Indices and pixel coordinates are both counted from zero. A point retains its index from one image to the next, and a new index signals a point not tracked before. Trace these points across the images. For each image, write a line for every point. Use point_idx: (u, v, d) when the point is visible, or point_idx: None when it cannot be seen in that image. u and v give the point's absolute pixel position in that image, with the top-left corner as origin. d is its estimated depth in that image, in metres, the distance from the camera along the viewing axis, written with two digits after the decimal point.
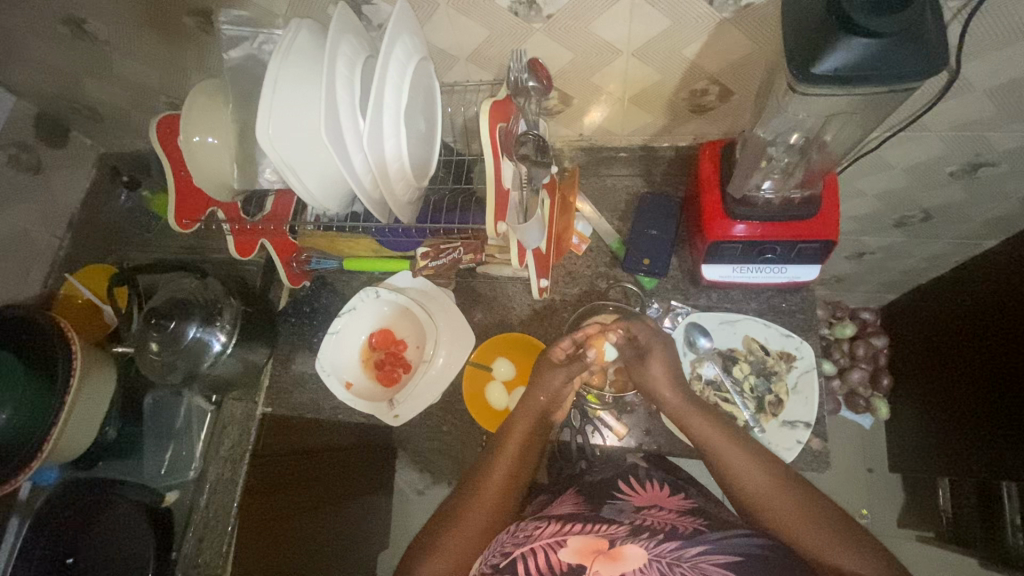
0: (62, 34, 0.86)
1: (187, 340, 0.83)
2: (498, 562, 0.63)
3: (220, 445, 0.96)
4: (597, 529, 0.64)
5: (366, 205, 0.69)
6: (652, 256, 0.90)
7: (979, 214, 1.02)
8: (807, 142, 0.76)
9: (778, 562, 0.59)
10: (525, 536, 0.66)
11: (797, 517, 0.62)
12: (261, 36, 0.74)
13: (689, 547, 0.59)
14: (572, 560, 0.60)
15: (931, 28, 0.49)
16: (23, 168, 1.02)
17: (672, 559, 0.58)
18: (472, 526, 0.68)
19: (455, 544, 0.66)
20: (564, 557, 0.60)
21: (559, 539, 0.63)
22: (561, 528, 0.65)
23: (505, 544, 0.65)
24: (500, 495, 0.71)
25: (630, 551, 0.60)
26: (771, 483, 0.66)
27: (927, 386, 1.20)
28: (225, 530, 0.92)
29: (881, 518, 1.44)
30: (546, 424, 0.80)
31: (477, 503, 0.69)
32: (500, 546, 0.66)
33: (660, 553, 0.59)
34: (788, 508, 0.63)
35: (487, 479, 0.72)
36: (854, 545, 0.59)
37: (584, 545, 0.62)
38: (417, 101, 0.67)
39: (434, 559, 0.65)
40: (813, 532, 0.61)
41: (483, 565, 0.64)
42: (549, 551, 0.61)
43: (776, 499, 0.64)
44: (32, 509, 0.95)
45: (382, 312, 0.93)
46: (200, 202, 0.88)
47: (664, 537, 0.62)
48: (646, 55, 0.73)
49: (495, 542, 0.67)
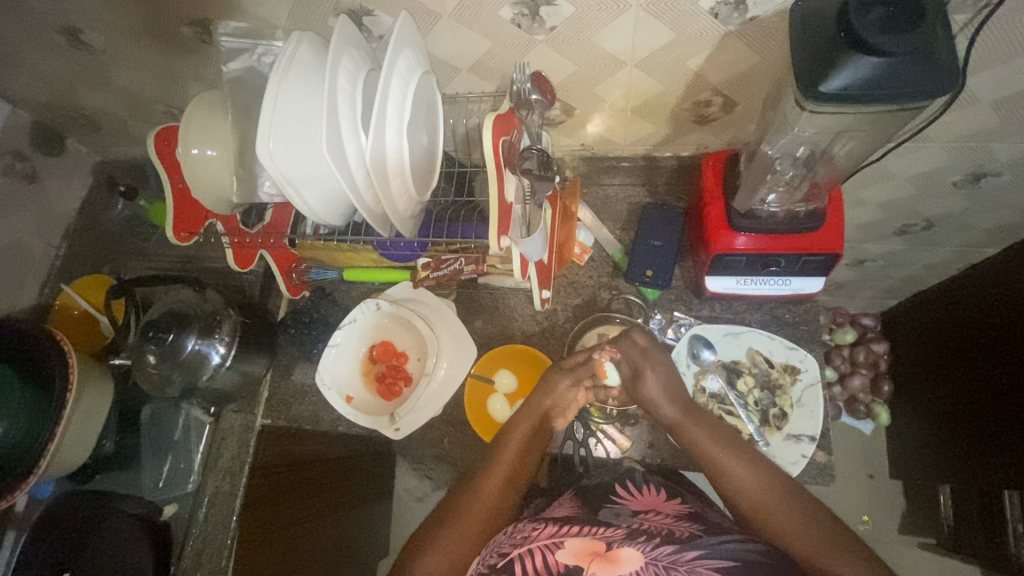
0: (59, 44, 0.85)
1: (186, 353, 0.82)
2: (496, 562, 0.61)
3: (220, 457, 0.95)
4: (595, 531, 0.63)
5: (368, 220, 0.68)
6: (656, 268, 0.89)
7: (981, 223, 1.01)
8: (813, 155, 0.74)
9: (777, 568, 0.58)
10: (523, 536, 0.64)
11: (796, 525, 0.62)
12: (260, 48, 0.73)
13: (686, 552, 0.58)
14: (568, 560, 0.59)
15: (941, 47, 0.49)
16: (19, 177, 1.00)
17: (668, 563, 0.57)
18: (471, 525, 0.67)
19: (452, 542, 0.65)
20: (562, 558, 0.59)
21: (557, 541, 0.62)
22: (558, 530, 0.64)
23: (503, 544, 0.64)
24: (498, 498, 0.70)
25: (626, 553, 0.59)
26: (772, 493, 0.65)
27: (927, 393, 1.20)
28: (225, 544, 0.92)
29: (882, 525, 1.44)
30: (546, 431, 0.79)
31: (474, 502, 0.69)
32: (497, 547, 0.64)
33: (657, 557, 0.58)
34: (787, 517, 0.63)
35: (487, 479, 0.71)
36: (853, 553, 0.59)
37: (582, 547, 0.60)
38: (419, 115, 0.66)
39: (432, 556, 0.64)
40: (810, 539, 0.60)
41: (479, 567, 0.63)
42: (547, 552, 0.60)
43: (775, 508, 0.64)
44: (29, 521, 0.93)
45: (382, 323, 0.92)
46: (198, 215, 0.89)
47: (661, 541, 0.61)
48: (650, 66, 0.72)
49: (491, 543, 0.66)
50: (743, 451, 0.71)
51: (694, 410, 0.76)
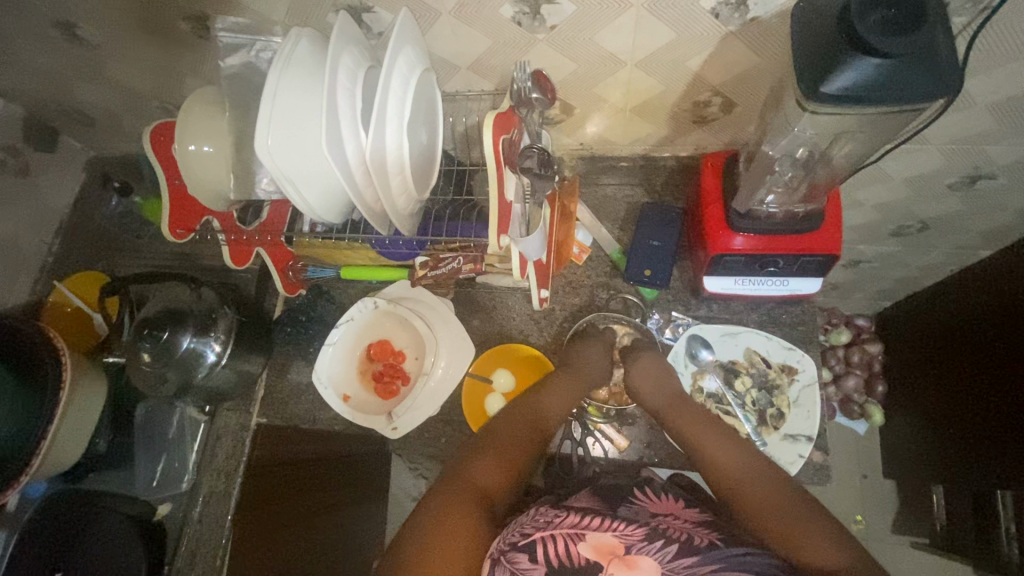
0: (53, 38, 0.84)
1: (181, 351, 0.82)
2: (517, 540, 0.62)
3: (215, 457, 0.97)
4: (614, 527, 0.63)
5: (367, 217, 0.68)
6: (654, 266, 0.89)
7: (976, 225, 1.02)
8: (812, 157, 0.75)
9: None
10: (546, 520, 0.64)
11: (784, 512, 0.63)
12: (259, 43, 0.73)
13: (704, 565, 0.58)
14: (588, 554, 0.60)
15: (942, 48, 0.49)
16: (11, 172, 0.99)
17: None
18: (467, 502, 0.65)
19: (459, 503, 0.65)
20: (582, 551, 0.60)
21: (579, 532, 0.62)
22: (580, 520, 0.64)
23: (525, 524, 0.64)
24: (502, 483, 0.71)
25: (643, 562, 0.59)
26: (763, 485, 0.67)
27: (922, 394, 1.21)
28: (219, 545, 0.93)
29: (874, 524, 1.45)
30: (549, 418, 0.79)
31: (478, 476, 0.69)
32: (518, 526, 0.64)
33: (674, 568, 0.58)
34: (776, 511, 0.64)
35: (494, 463, 0.72)
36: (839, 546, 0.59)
37: (602, 543, 0.61)
38: (419, 112, 0.66)
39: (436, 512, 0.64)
40: (803, 529, 0.61)
41: (500, 543, 0.63)
42: (569, 541, 0.61)
43: (764, 497, 0.66)
44: (20, 522, 0.92)
45: (379, 323, 0.91)
46: (194, 212, 0.88)
47: (677, 548, 0.60)
48: (649, 66, 0.72)
49: (511, 524, 0.66)
50: (737, 445, 0.73)
51: (686, 418, 0.77)
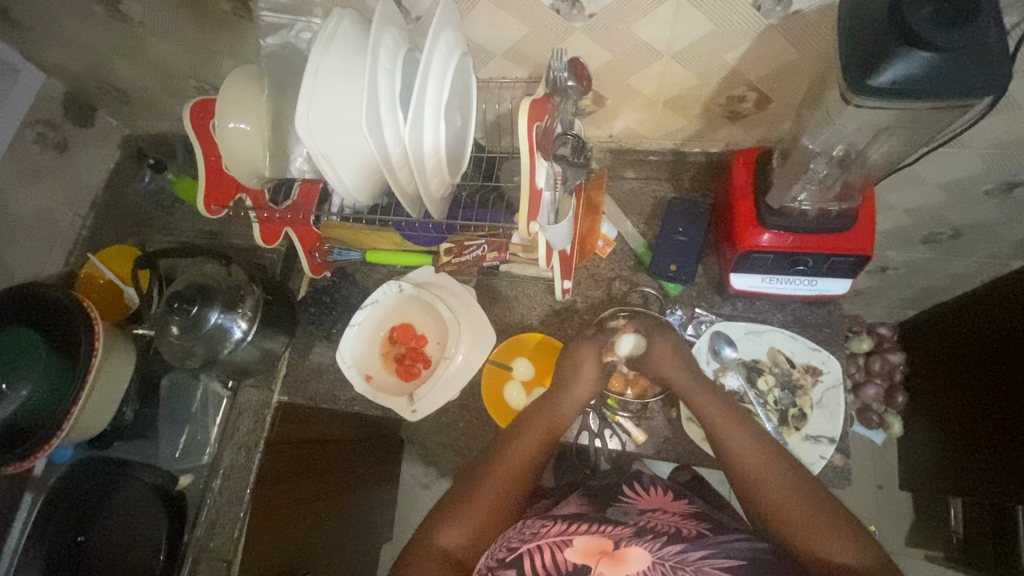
0: (97, 14, 0.86)
1: (209, 326, 0.83)
2: (504, 557, 0.60)
3: (236, 432, 0.93)
4: (602, 529, 0.61)
5: (400, 198, 0.69)
6: (680, 262, 0.88)
7: (1011, 233, 1.00)
8: (847, 154, 0.75)
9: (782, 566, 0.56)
10: (533, 532, 0.63)
11: (806, 513, 0.62)
12: (299, 24, 0.76)
13: (692, 552, 0.56)
14: (575, 559, 0.58)
15: (994, 46, 0.48)
16: (50, 146, 1.02)
17: (674, 562, 0.55)
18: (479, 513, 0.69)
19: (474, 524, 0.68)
20: (571, 556, 0.58)
21: (565, 538, 0.60)
22: (567, 528, 0.62)
23: (512, 539, 0.63)
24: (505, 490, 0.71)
25: (633, 553, 0.57)
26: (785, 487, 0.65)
27: (944, 404, 1.18)
28: (237, 517, 0.88)
29: (889, 535, 1.43)
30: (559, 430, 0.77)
31: (488, 485, 0.71)
32: (506, 541, 0.63)
33: (664, 556, 0.56)
34: (799, 513, 0.62)
35: (501, 468, 0.72)
36: (851, 542, 0.59)
37: (590, 545, 0.59)
38: (456, 95, 0.66)
39: (447, 530, 0.67)
40: (822, 531, 0.60)
41: (488, 559, 0.61)
42: (555, 549, 0.59)
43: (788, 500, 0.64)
44: (45, 484, 0.97)
45: (402, 306, 0.93)
46: (227, 187, 0.91)
47: (667, 540, 0.59)
48: (686, 58, 0.72)
49: (500, 539, 0.65)
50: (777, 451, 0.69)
51: (727, 418, 0.73)
